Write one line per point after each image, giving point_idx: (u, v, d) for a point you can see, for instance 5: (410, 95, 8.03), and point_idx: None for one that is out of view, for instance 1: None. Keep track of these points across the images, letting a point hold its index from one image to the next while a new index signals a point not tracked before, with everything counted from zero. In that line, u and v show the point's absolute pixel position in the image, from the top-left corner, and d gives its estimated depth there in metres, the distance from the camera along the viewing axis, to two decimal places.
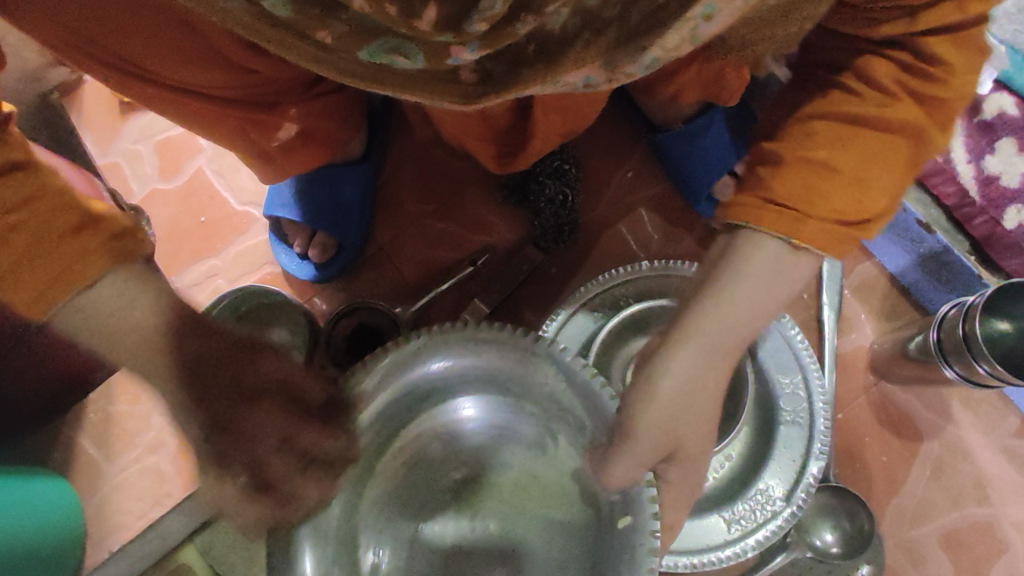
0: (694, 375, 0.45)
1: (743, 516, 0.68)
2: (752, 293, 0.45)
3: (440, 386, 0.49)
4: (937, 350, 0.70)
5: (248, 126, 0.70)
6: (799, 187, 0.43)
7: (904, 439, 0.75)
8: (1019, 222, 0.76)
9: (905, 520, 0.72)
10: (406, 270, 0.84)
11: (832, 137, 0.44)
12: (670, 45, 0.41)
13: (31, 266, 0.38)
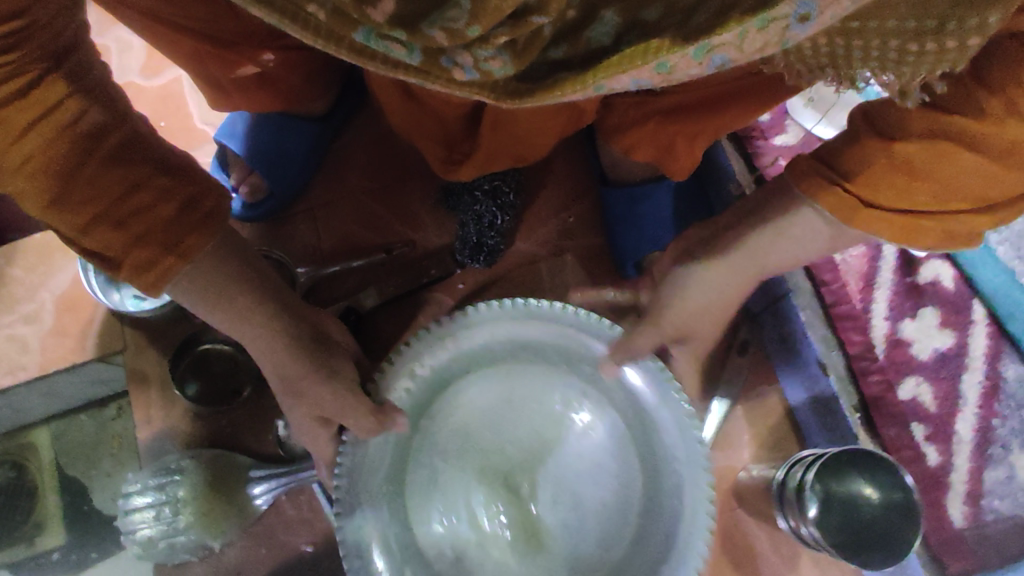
0: (721, 287, 0.58)
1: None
2: (782, 245, 0.55)
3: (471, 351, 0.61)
4: (780, 494, 0.66)
5: (211, 61, 0.69)
6: (883, 184, 0.48)
7: (739, 572, 0.70)
8: (913, 395, 0.72)
9: None
10: (323, 236, 0.83)
11: (937, 153, 0.46)
12: (750, 45, 0.45)
13: (138, 245, 0.46)
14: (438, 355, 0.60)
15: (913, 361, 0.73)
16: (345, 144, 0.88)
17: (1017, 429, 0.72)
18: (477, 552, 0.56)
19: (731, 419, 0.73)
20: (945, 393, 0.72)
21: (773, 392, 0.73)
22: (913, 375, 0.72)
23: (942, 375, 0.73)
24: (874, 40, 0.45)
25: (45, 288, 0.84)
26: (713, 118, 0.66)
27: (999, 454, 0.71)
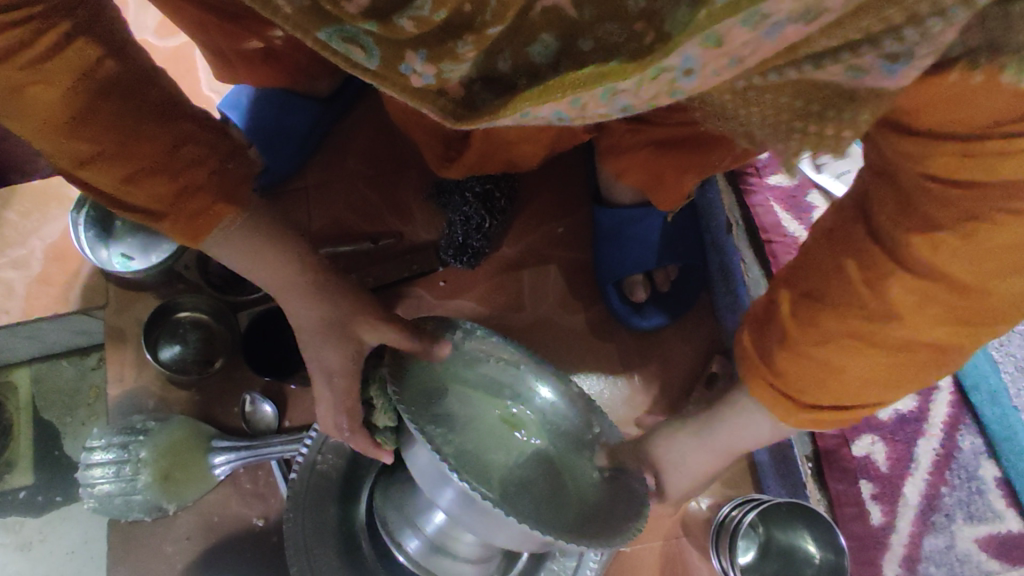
0: (686, 461, 0.65)
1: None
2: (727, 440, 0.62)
3: (474, 355, 0.69)
4: (719, 531, 0.64)
5: (217, 33, 0.69)
6: (806, 375, 0.47)
7: None
8: (867, 452, 0.72)
9: None
10: (313, 216, 0.83)
11: (851, 347, 0.45)
12: (646, 93, 0.38)
13: (184, 199, 0.48)
14: (455, 344, 0.68)
15: (870, 419, 0.74)
16: (351, 129, 0.88)
17: (963, 500, 0.72)
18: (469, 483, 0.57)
19: None
20: (898, 455, 0.72)
21: None
22: (869, 433, 0.73)
23: (898, 438, 0.73)
24: (770, 110, 0.43)
25: (37, 234, 0.85)
26: (711, 152, 0.65)
27: (942, 522, 0.71)
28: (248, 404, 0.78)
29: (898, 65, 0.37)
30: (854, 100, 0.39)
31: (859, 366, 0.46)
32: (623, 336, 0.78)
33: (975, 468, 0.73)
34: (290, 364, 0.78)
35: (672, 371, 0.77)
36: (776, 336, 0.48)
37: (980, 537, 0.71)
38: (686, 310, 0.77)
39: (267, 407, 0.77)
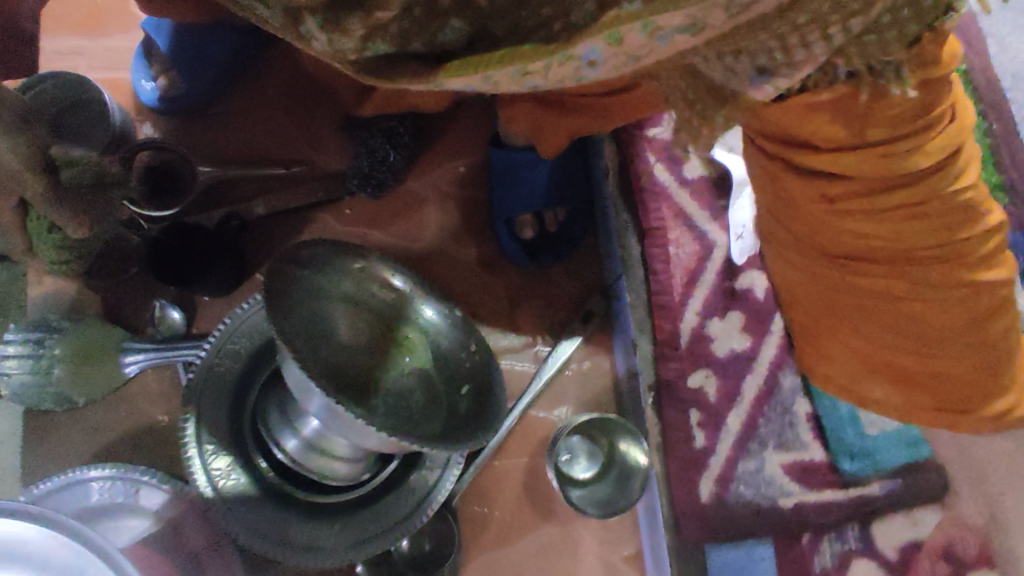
0: None
1: (291, 542, 0.70)
2: None
3: (359, 280, 0.74)
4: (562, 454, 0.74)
5: None
6: (924, 386, 0.64)
7: (534, 508, 0.80)
8: (699, 383, 0.81)
9: (489, 571, 0.78)
10: (229, 141, 0.88)
11: (873, 314, 0.63)
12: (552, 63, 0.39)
13: None
14: (337, 271, 0.72)
15: (710, 355, 0.82)
16: (273, 59, 0.90)
17: (776, 430, 0.81)
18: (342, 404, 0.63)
19: (559, 380, 0.81)
20: (727, 389, 0.82)
21: (603, 360, 0.81)
22: (702, 368, 0.81)
23: (729, 372, 0.82)
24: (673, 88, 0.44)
25: None
26: (591, 117, 0.69)
27: (756, 448, 0.81)
28: (158, 310, 0.83)
29: (762, 78, 0.43)
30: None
31: (936, 366, 0.63)
32: (512, 273, 0.83)
33: (791, 402, 0.82)
34: (196, 276, 0.80)
35: (553, 308, 0.82)
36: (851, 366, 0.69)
37: (785, 463, 0.81)
38: (572, 252, 0.82)
39: (173, 314, 0.83)
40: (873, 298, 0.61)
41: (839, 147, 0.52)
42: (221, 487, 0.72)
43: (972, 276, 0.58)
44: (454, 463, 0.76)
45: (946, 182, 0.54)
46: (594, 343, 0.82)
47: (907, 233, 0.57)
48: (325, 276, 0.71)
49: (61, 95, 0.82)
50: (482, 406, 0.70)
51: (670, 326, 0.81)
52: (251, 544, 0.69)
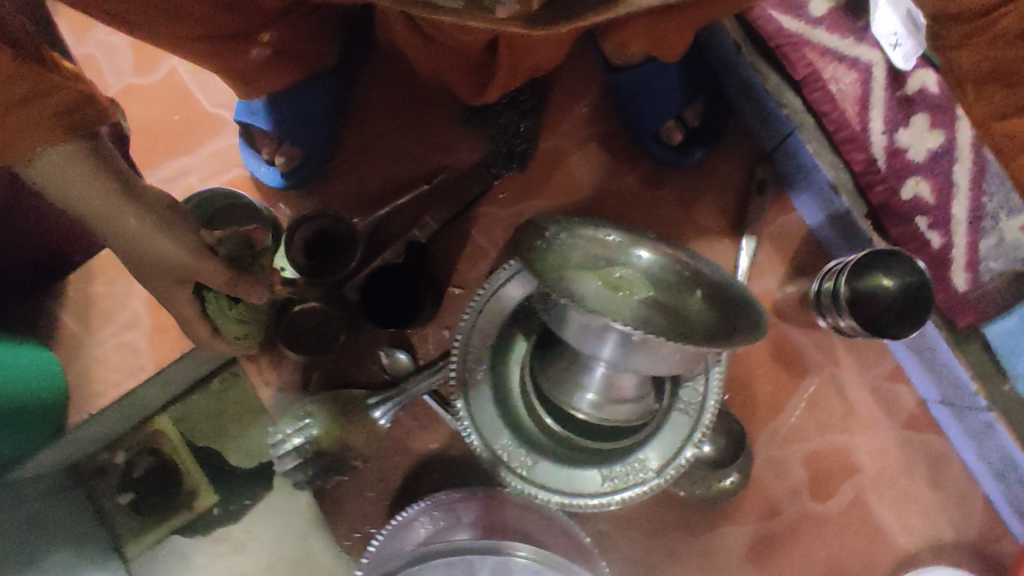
0: None
1: (618, 478, 0.78)
2: None
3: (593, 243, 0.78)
4: (816, 300, 0.78)
5: (222, 48, 0.71)
6: None
7: (789, 371, 0.85)
8: (916, 193, 0.79)
9: (776, 438, 0.83)
10: (370, 181, 0.92)
11: None
12: None
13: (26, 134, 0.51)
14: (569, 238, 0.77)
15: (910, 165, 0.80)
16: (367, 91, 0.94)
17: (1002, 201, 0.82)
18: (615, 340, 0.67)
19: (760, 249, 0.86)
20: (941, 186, 0.80)
21: (790, 215, 0.86)
22: (911, 179, 0.79)
23: (937, 171, 0.80)
24: None
25: (133, 295, 0.95)
26: (705, 6, 0.69)
27: (990, 226, 0.82)
28: (385, 357, 0.86)
29: None
30: None
31: None
32: (676, 180, 0.89)
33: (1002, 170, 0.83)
34: (405, 313, 0.85)
35: (726, 193, 0.87)
36: None
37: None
38: (722, 135, 0.87)
39: (401, 355, 0.86)
40: None
41: None
42: (532, 468, 0.79)
43: None
44: (716, 377, 0.79)
45: None
46: (773, 204, 0.86)
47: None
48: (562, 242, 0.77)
49: (214, 202, 0.85)
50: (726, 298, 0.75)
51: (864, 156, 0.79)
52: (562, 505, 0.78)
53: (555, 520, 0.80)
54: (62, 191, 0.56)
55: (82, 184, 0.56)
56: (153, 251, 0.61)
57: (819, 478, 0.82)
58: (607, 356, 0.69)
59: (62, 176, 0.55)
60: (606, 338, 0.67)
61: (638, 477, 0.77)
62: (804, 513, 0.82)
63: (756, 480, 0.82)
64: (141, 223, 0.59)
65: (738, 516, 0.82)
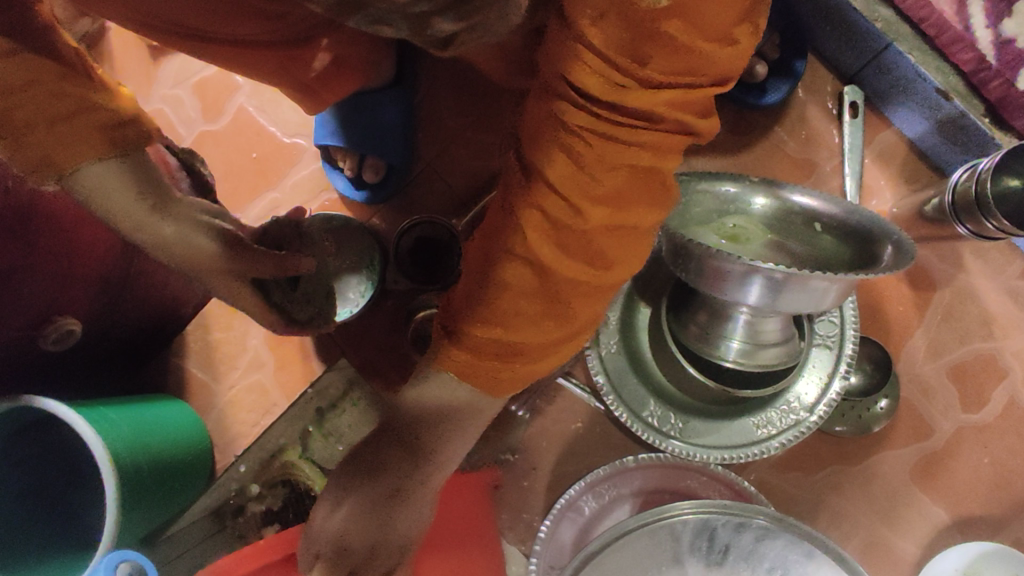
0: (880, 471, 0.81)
1: (773, 421, 0.79)
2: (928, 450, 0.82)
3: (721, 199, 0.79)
4: (951, 210, 0.76)
5: (286, 63, 0.71)
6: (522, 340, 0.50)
7: (918, 290, 0.85)
8: None
9: (917, 357, 0.84)
10: (454, 182, 0.92)
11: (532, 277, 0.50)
12: None
13: (67, 145, 0.47)
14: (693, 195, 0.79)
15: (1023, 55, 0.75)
16: (430, 90, 0.93)
17: None
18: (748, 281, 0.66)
19: (864, 172, 0.85)
20: None
21: (890, 131, 0.85)
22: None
23: None
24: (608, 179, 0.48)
25: (250, 336, 0.97)
26: None
27: None
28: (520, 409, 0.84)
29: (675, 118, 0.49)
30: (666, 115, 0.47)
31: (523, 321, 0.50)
32: (764, 119, 0.86)
33: None
34: None
35: (817, 122, 0.85)
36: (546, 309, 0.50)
37: None
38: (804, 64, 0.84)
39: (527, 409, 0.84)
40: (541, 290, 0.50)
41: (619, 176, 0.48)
42: (684, 427, 0.80)
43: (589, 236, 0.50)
44: (850, 311, 0.80)
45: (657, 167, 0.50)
46: (871, 125, 0.85)
47: (518, 285, 0.50)
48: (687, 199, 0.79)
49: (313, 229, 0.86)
50: (849, 228, 0.73)
51: (971, 55, 0.76)
52: (726, 460, 0.79)
53: (717, 476, 0.79)
54: (93, 203, 0.51)
55: (119, 195, 0.51)
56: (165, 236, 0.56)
57: (969, 387, 0.84)
58: (751, 298, 0.68)
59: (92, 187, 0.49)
60: (750, 279, 0.66)
61: (793, 419, 0.78)
62: (961, 424, 0.83)
63: (905, 402, 0.83)
64: (177, 228, 0.55)
65: (896, 439, 0.83)
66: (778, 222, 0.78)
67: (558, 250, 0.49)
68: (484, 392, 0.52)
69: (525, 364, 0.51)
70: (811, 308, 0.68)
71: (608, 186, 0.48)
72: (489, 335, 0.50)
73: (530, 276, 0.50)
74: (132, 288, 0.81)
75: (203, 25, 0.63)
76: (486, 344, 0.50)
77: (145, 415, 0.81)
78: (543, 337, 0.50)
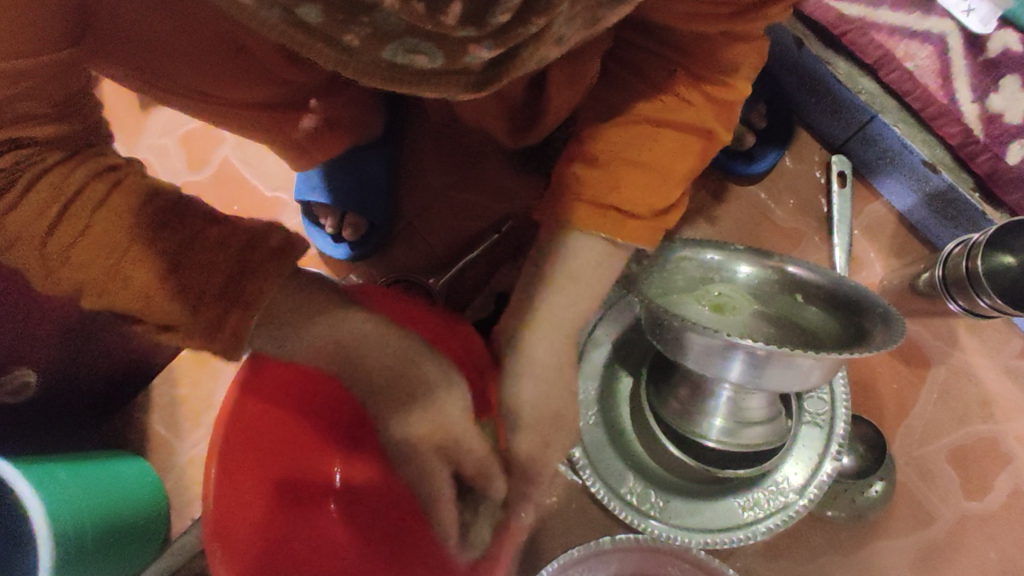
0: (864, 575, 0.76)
1: (760, 503, 0.74)
2: (928, 543, 0.77)
3: (706, 266, 0.76)
4: (942, 285, 0.73)
5: (276, 123, 0.69)
6: (631, 189, 0.51)
7: (912, 366, 0.81)
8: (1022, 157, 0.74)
9: (913, 439, 0.79)
10: (435, 241, 0.90)
11: (637, 142, 0.51)
12: None
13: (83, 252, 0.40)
14: (676, 264, 0.75)
15: (1010, 129, 0.75)
16: (416, 149, 0.91)
17: None
18: (725, 358, 0.63)
19: (854, 244, 0.83)
20: None
21: (879, 202, 0.83)
22: (1016, 140, 0.74)
23: None
24: (684, 73, 0.52)
25: (217, 393, 0.93)
26: None
27: None
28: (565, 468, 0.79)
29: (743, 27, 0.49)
30: (739, 39, 0.51)
31: (622, 186, 0.51)
32: (750, 187, 0.84)
33: None
34: None
35: (803, 191, 0.84)
36: (624, 177, 0.51)
37: None
38: (791, 135, 0.83)
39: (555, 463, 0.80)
40: (637, 162, 0.51)
41: (704, 63, 0.51)
42: (665, 507, 0.75)
43: (662, 116, 0.52)
44: (841, 389, 0.76)
45: (728, 77, 0.52)
46: (860, 195, 0.84)
47: (625, 144, 0.51)
48: (671, 267, 0.75)
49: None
50: (837, 301, 0.70)
51: (958, 129, 0.74)
52: (710, 545, 0.73)
53: (699, 562, 0.73)
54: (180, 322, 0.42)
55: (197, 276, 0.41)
56: (291, 310, 0.43)
57: (971, 473, 0.79)
58: (733, 375, 0.64)
59: (259, 317, 0.42)
60: (732, 356, 0.62)
61: (781, 502, 0.73)
62: (963, 513, 0.78)
63: (903, 487, 0.78)
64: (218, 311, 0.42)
65: (893, 528, 0.77)
66: (765, 291, 0.75)
67: (639, 145, 0.51)
68: (613, 240, 0.51)
69: (637, 235, 0.51)
70: (797, 387, 0.64)
71: (691, 99, 0.52)
72: (602, 212, 0.51)
73: (626, 155, 0.51)
74: (97, 340, 0.77)
75: (210, 90, 0.60)
76: (588, 227, 0.51)
77: (98, 473, 0.77)
78: (649, 194, 0.51)
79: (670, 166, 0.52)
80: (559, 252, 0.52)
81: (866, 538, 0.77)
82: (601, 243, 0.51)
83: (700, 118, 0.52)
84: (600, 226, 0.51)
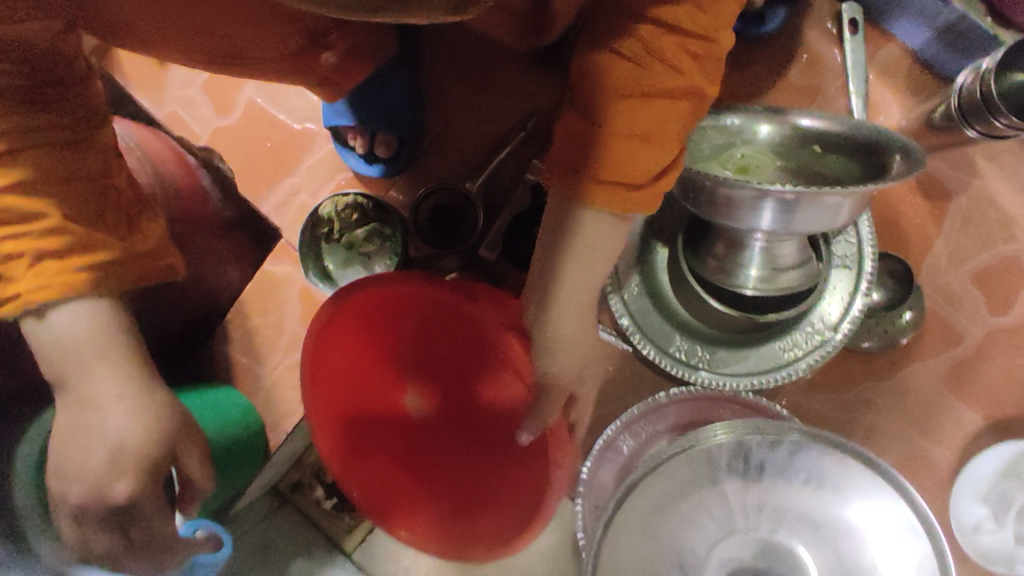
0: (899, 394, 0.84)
1: (799, 343, 0.80)
2: (958, 360, 0.84)
3: (725, 131, 0.79)
4: (959, 115, 0.76)
5: (303, 60, 0.73)
6: (627, 162, 0.49)
7: (934, 200, 0.85)
8: None
9: (938, 267, 0.85)
10: (464, 148, 0.93)
11: (634, 111, 0.49)
12: None
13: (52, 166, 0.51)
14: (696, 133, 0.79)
15: None
16: (430, 62, 0.94)
17: None
18: (753, 207, 0.68)
19: (870, 90, 0.85)
20: None
21: (893, 44, 0.84)
22: None
23: None
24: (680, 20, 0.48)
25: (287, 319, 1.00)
26: None
27: None
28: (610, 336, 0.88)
29: None
30: None
31: (619, 161, 0.49)
32: (764, 50, 0.85)
33: None
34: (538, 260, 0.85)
35: (817, 45, 0.85)
36: (623, 150, 0.49)
37: None
38: None
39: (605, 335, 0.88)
40: (632, 136, 0.49)
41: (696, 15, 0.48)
42: (712, 359, 0.82)
43: (654, 82, 0.49)
44: (868, 230, 0.81)
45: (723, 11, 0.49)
46: (871, 41, 0.85)
47: (621, 115, 0.49)
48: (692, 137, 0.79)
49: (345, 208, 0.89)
50: (854, 143, 0.74)
51: None
52: (757, 387, 0.81)
53: (748, 403, 0.80)
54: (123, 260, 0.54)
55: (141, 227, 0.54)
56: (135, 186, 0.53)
57: (995, 290, 0.84)
58: (765, 222, 0.69)
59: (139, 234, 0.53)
60: (762, 204, 0.67)
61: (819, 340, 0.80)
62: (990, 329, 0.84)
63: (932, 312, 0.84)
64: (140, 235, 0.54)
65: (924, 350, 0.84)
66: (786, 147, 0.79)
67: (638, 112, 0.49)
68: (615, 210, 0.51)
69: (638, 204, 0.51)
70: (825, 226, 0.69)
71: (687, 54, 0.49)
72: (604, 189, 0.50)
73: (624, 126, 0.49)
74: None
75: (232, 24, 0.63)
76: (593, 205, 0.51)
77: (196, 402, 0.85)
78: (647, 165, 0.50)
79: (669, 131, 0.50)
80: (574, 225, 0.52)
81: (899, 362, 0.84)
82: (610, 219, 0.52)
83: (694, 80, 0.49)
84: (607, 204, 0.50)
